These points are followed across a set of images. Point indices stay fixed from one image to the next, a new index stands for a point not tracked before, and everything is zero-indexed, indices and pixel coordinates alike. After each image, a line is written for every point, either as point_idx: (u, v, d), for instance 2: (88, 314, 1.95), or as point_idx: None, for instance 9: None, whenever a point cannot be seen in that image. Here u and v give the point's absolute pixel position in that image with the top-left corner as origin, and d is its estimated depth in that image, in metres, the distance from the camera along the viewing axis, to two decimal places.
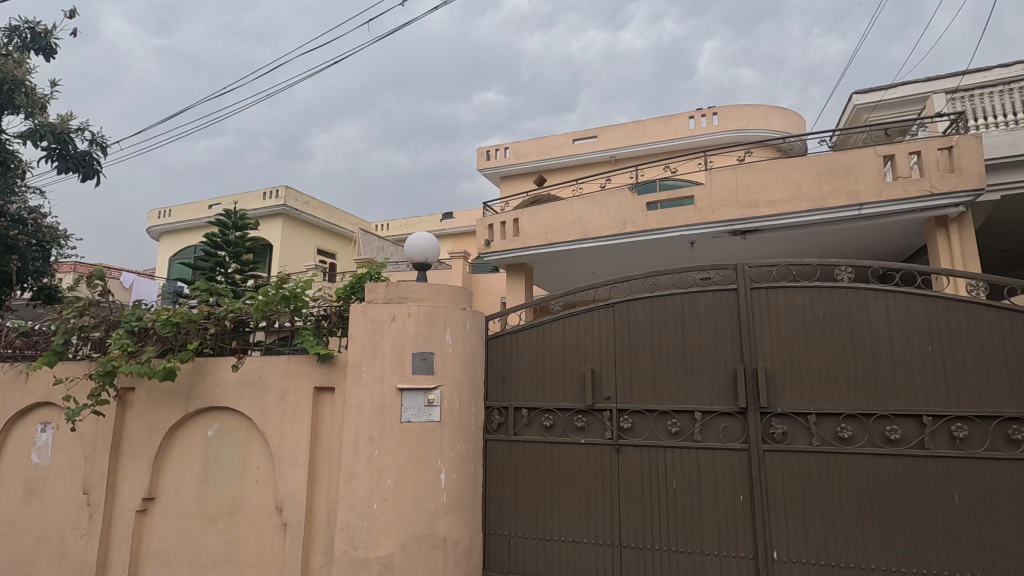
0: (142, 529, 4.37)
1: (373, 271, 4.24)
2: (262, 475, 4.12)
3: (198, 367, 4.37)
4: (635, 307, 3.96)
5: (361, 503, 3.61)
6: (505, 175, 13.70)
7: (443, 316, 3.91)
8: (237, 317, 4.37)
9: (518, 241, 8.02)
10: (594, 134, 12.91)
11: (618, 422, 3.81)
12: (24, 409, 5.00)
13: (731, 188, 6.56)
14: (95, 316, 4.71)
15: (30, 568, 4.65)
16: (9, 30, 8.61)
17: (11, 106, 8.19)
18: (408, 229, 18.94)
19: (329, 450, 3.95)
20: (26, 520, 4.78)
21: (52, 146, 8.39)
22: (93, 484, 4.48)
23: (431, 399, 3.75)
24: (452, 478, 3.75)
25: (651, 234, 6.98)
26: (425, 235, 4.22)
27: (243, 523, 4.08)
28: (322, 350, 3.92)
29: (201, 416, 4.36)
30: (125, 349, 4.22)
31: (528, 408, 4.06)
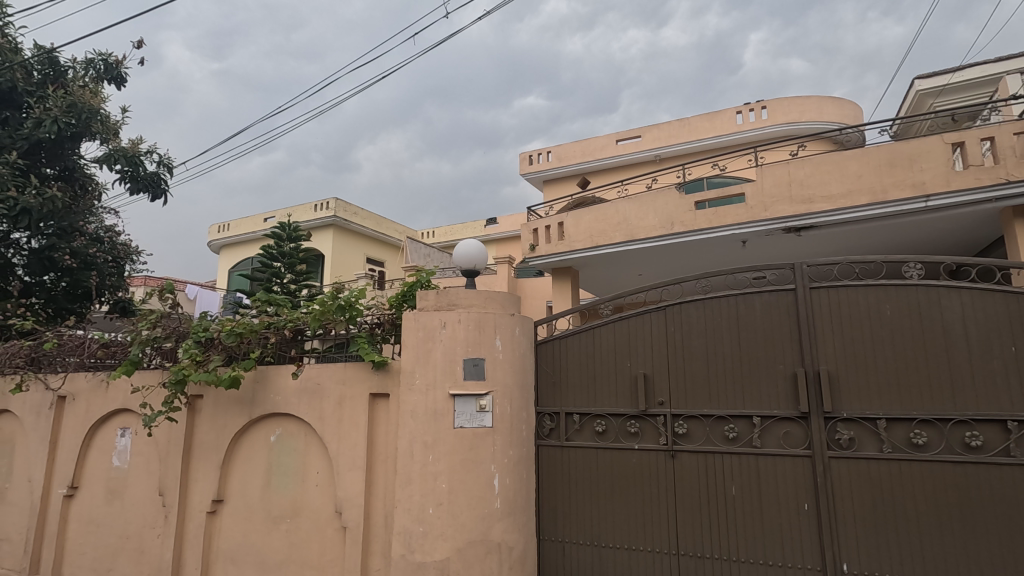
0: (212, 530, 4.59)
1: (423, 279, 4.34)
2: (321, 479, 4.25)
3: (260, 375, 4.57)
4: (687, 309, 3.88)
5: (416, 508, 3.67)
6: (548, 179, 13.68)
7: (493, 322, 3.94)
8: (295, 326, 4.54)
9: (563, 244, 8.01)
10: (637, 134, 12.73)
11: (673, 427, 3.73)
12: (104, 416, 5.35)
13: (784, 184, 6.33)
14: (166, 327, 5.00)
15: (112, 565, 4.97)
16: (86, 63, 9.31)
17: (89, 133, 8.84)
18: (453, 235, 19.21)
19: (385, 455, 4.05)
20: (108, 520, 5.11)
21: (125, 169, 8.98)
22: (168, 486, 4.75)
23: (483, 405, 3.79)
24: (505, 484, 3.76)
25: (701, 234, 6.82)
26: (473, 242, 4.28)
27: (305, 526, 4.22)
28: (376, 356, 4.03)
29: (264, 422, 4.55)
30: (195, 358, 4.47)
31: (580, 414, 4.04)
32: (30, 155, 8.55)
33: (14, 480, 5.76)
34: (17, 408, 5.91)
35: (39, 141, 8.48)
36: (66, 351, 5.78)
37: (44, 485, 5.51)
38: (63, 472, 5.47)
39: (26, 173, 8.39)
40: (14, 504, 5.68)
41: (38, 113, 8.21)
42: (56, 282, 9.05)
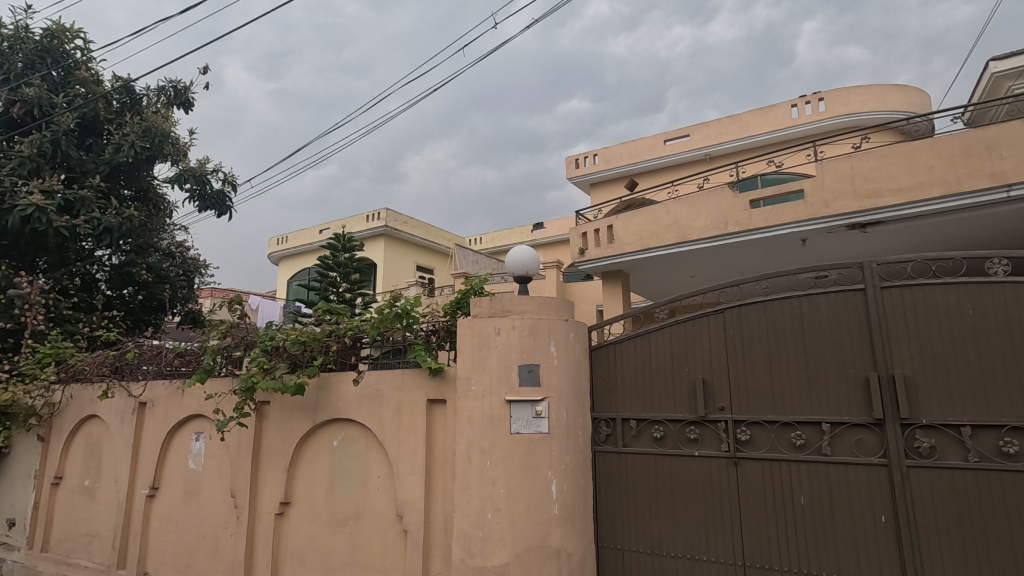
0: (280, 531, 4.78)
1: (476, 286, 4.39)
2: (382, 483, 4.37)
3: (323, 382, 4.74)
4: (747, 311, 3.77)
5: (475, 513, 3.70)
6: (595, 182, 13.59)
7: (547, 328, 3.95)
8: (355, 334, 4.69)
9: (613, 247, 7.93)
10: (686, 132, 12.47)
11: (735, 433, 3.62)
12: (180, 420, 5.68)
13: (847, 178, 6.06)
14: (235, 337, 5.27)
15: (190, 561, 5.26)
16: (158, 90, 9.97)
17: (162, 155, 9.46)
18: (501, 241, 19.35)
19: (443, 460, 4.12)
20: (186, 519, 5.42)
21: (195, 188, 9.53)
22: (240, 488, 4.99)
23: (539, 410, 3.80)
24: (563, 490, 3.75)
25: (758, 234, 6.60)
26: (525, 248, 4.30)
27: (367, 529, 4.34)
28: (433, 363, 4.11)
29: (327, 427, 4.72)
30: (262, 366, 4.69)
31: (637, 419, 3.98)
32: (111, 178, 9.21)
33: (102, 480, 6.20)
34: (103, 413, 6.37)
35: (119, 165, 9.10)
36: (146, 360, 6.20)
37: (128, 485, 5.91)
38: (145, 473, 5.85)
39: (108, 195, 9.06)
40: (102, 502, 6.11)
41: (118, 138, 8.85)
42: (133, 295, 9.71)
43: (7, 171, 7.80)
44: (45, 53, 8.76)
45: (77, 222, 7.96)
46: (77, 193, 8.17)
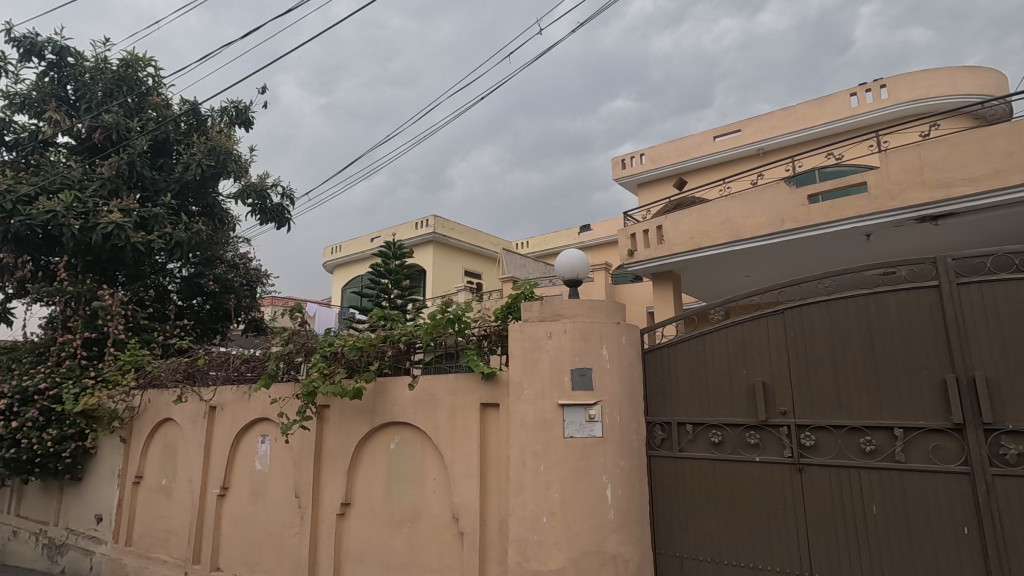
0: (342, 531, 4.94)
1: (526, 290, 4.41)
2: (438, 486, 4.45)
3: (380, 386, 4.88)
4: (809, 311, 3.62)
5: (530, 516, 3.72)
6: (642, 182, 13.39)
7: (598, 331, 3.92)
8: (409, 339, 4.79)
9: (663, 248, 7.79)
10: (737, 128, 12.12)
11: (798, 438, 3.49)
12: (248, 423, 5.97)
13: (914, 169, 5.73)
14: (296, 343, 5.49)
15: (259, 558, 5.50)
16: (221, 110, 10.56)
17: (226, 172, 10.01)
18: (548, 244, 19.35)
19: (497, 464, 4.15)
20: (254, 517, 5.68)
21: (256, 203, 10.03)
22: (303, 488, 5.19)
23: (592, 414, 3.77)
24: (618, 495, 3.71)
25: (817, 230, 6.33)
26: (574, 251, 4.29)
27: (424, 530, 4.43)
28: (485, 367, 4.16)
29: (384, 430, 4.85)
30: (322, 371, 4.87)
31: (693, 423, 3.89)
32: (180, 196, 9.81)
33: (178, 480, 6.59)
34: (178, 416, 6.77)
35: (187, 183, 9.69)
36: (215, 366, 6.56)
37: (201, 484, 6.26)
38: (216, 474, 6.17)
39: (178, 211, 9.65)
40: (178, 501, 6.49)
41: (187, 158, 9.43)
42: (202, 305, 10.27)
43: (90, 192, 8.45)
44: (121, 82, 9.44)
45: (152, 237, 8.52)
46: (151, 211, 8.75)
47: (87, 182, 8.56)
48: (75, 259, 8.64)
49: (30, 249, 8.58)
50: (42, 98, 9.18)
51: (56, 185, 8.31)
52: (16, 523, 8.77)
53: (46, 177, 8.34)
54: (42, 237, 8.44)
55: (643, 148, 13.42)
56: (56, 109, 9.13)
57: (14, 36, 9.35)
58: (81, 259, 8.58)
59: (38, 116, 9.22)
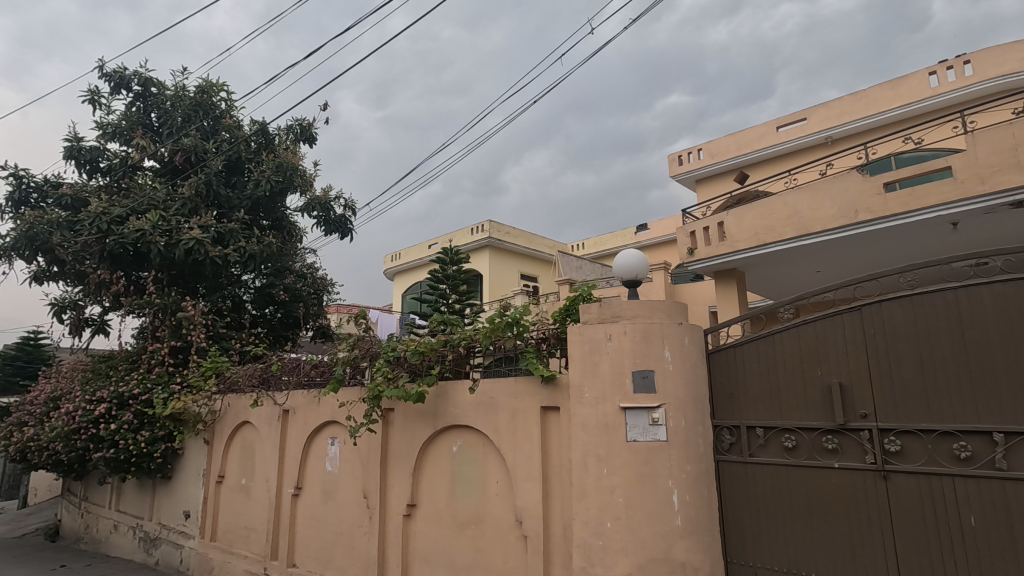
0: (408, 531, 5.06)
1: (584, 292, 4.38)
2: (501, 489, 4.48)
3: (441, 390, 4.97)
4: (890, 307, 3.39)
5: (594, 521, 3.67)
6: (700, 178, 13.00)
7: (660, 332, 3.83)
8: (469, 343, 4.86)
9: (725, 245, 7.52)
10: (801, 116, 11.56)
11: (881, 443, 3.26)
12: (318, 426, 6.24)
13: (1006, 150, 5.27)
14: (361, 348, 5.68)
15: (331, 556, 5.72)
16: (287, 128, 11.13)
17: (294, 187, 10.54)
18: (604, 245, 19.12)
19: (559, 467, 4.13)
20: (326, 517, 5.91)
21: (321, 215, 10.50)
22: (371, 489, 5.36)
23: (656, 418, 3.68)
24: (685, 501, 3.59)
25: (895, 220, 5.92)
26: (633, 251, 4.21)
27: (488, 533, 4.46)
28: (545, 370, 4.15)
29: (446, 433, 4.93)
30: (386, 375, 5.03)
31: (763, 427, 3.73)
32: (253, 211, 10.41)
33: (256, 480, 6.96)
34: (254, 419, 7.16)
35: (258, 199, 10.27)
36: (287, 371, 6.90)
37: (277, 484, 6.58)
38: (290, 474, 6.48)
39: (250, 225, 10.25)
40: (256, 499, 6.86)
41: (258, 176, 10.01)
42: (274, 314, 10.84)
43: (173, 211, 9.12)
44: (198, 107, 10.13)
45: (228, 251, 9.09)
46: (227, 226, 9.33)
47: (170, 202, 9.24)
48: (161, 274, 9.33)
49: (123, 265, 9.34)
50: (131, 126, 10.00)
51: (144, 206, 9.02)
52: (116, 517, 9.54)
53: (135, 199, 9.07)
54: (132, 254, 9.19)
55: (701, 143, 13.02)
56: (142, 136, 9.91)
57: (106, 71, 10.24)
58: (167, 274, 9.26)
59: (127, 143, 10.04)
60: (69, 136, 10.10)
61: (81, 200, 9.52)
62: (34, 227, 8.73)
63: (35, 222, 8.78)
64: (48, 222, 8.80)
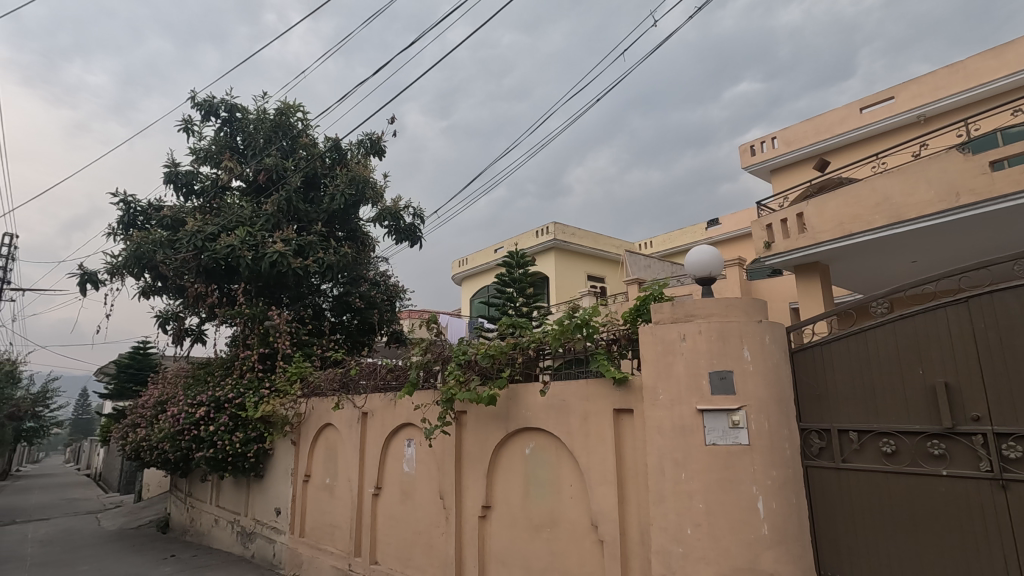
0: (484, 532, 5.12)
1: (655, 291, 4.26)
2: (575, 492, 4.43)
3: (512, 393, 5.00)
4: (1002, 298, 3.06)
5: (673, 527, 3.55)
6: (775, 168, 12.34)
7: (738, 331, 3.66)
8: (538, 346, 4.86)
9: (806, 237, 7.08)
10: (888, 95, 10.73)
11: (998, 449, 2.94)
12: (395, 429, 6.45)
13: None
14: (434, 352, 5.82)
15: (410, 554, 5.89)
16: (359, 143, 11.64)
17: (366, 199, 11.00)
18: (673, 242, 18.58)
19: (634, 471, 4.04)
20: (404, 516, 6.10)
21: (391, 224, 10.88)
22: (447, 490, 5.47)
23: (736, 421, 3.52)
24: (772, 508, 3.40)
25: (1005, 202, 5.35)
26: (705, 248, 4.05)
27: (564, 536, 4.43)
28: (617, 372, 4.08)
29: (519, 436, 4.96)
30: (458, 379, 5.13)
31: (857, 431, 3.47)
32: (329, 224, 10.96)
33: (339, 479, 7.29)
34: (336, 421, 7.51)
35: (334, 212, 10.80)
36: (365, 375, 7.20)
37: (359, 484, 6.87)
38: (370, 475, 6.74)
39: (327, 237, 10.79)
40: (340, 498, 7.19)
41: (333, 190, 10.54)
42: (351, 320, 11.34)
43: (259, 226, 9.76)
44: (278, 128, 10.80)
45: (308, 262, 9.63)
46: (307, 239, 9.87)
47: (256, 218, 9.90)
48: (249, 285, 10.00)
49: (217, 278, 10.10)
50: (220, 150, 10.81)
51: (233, 223, 9.71)
52: (216, 512, 10.32)
53: (225, 217, 9.79)
54: (224, 268, 9.91)
55: (775, 131, 12.37)
56: (230, 159, 10.69)
57: (197, 100, 11.14)
58: (254, 285, 9.91)
59: (217, 166, 10.86)
60: (168, 163, 11.07)
61: (179, 220, 10.39)
62: (141, 247, 9.64)
63: (142, 242, 9.68)
64: (152, 241, 9.67)
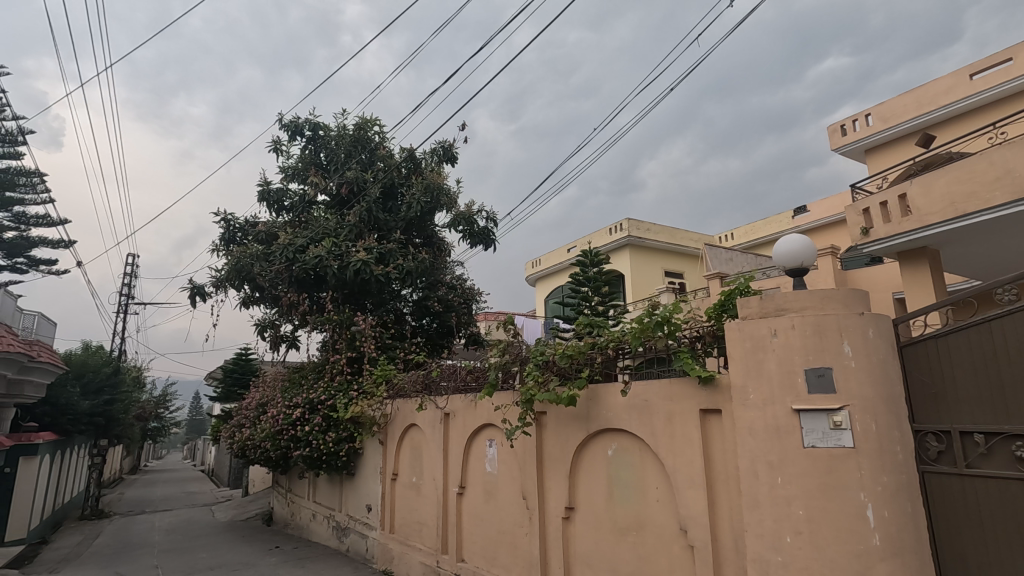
0: (568, 534, 5.08)
1: (741, 284, 4.05)
2: (661, 495, 4.30)
3: (592, 393, 4.93)
4: None
5: (770, 535, 3.34)
6: (870, 147, 11.40)
7: (836, 325, 3.39)
8: (617, 345, 4.76)
9: (911, 220, 6.47)
10: (1004, 58, 9.61)
11: None
12: (477, 429, 6.56)
13: None
14: (512, 353, 5.86)
15: (496, 554, 5.95)
16: (432, 151, 11.99)
17: (441, 205, 11.31)
18: (756, 233, 17.63)
19: (725, 474, 3.85)
20: (488, 515, 6.18)
21: (466, 228, 11.11)
22: (529, 491, 5.49)
23: (838, 421, 3.26)
24: (884, 517, 3.12)
25: None
26: (796, 237, 3.80)
27: (652, 540, 4.30)
28: (702, 371, 3.91)
29: (600, 436, 4.88)
30: (537, 379, 5.12)
31: (983, 433, 3.11)
32: (407, 231, 11.38)
33: (425, 478, 7.52)
34: (420, 421, 7.75)
35: (411, 219, 11.19)
36: (446, 377, 7.38)
37: (443, 483, 7.05)
38: (454, 474, 6.89)
39: (406, 244, 11.19)
40: (426, 496, 7.41)
41: (410, 198, 10.92)
42: (430, 324, 11.67)
43: (343, 237, 10.28)
44: (357, 142, 11.35)
45: (388, 269, 10.04)
46: (387, 246, 10.30)
47: (340, 229, 10.42)
48: (336, 293, 10.57)
49: (307, 287, 10.76)
50: (305, 166, 11.52)
51: (320, 235, 10.28)
52: (313, 508, 10.97)
53: (313, 229, 10.39)
54: (313, 277, 10.54)
55: (868, 108, 11.44)
56: (315, 174, 11.34)
57: (284, 122, 11.94)
58: (341, 292, 10.46)
59: (303, 182, 11.58)
60: (261, 182, 11.94)
61: (272, 234, 11.16)
62: (240, 261, 10.45)
63: (241, 257, 10.49)
64: (250, 255, 10.46)
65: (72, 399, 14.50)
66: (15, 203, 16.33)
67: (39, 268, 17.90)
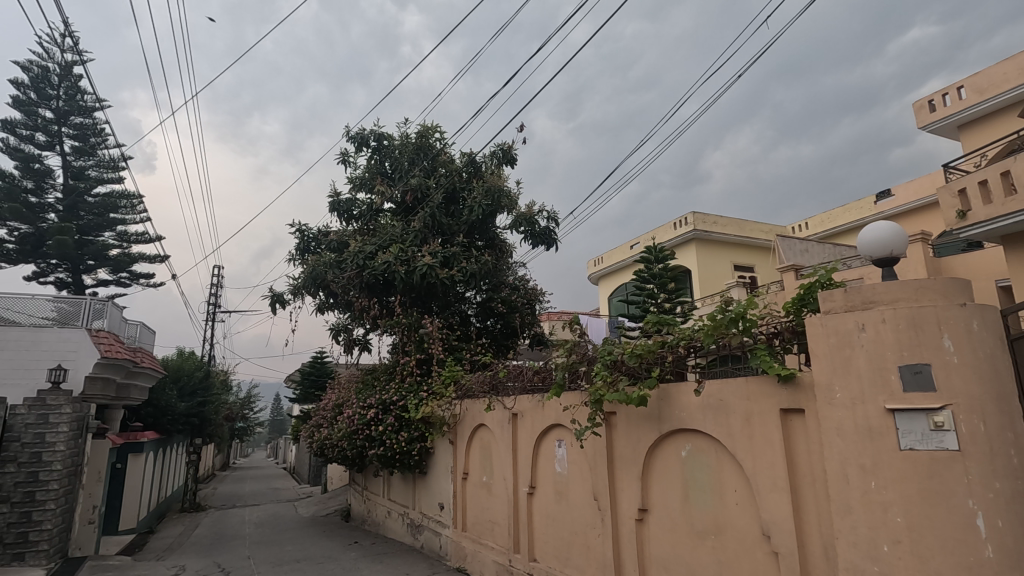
0: (642, 536, 4.98)
1: (822, 277, 3.80)
2: (741, 498, 4.13)
3: (664, 393, 4.81)
4: None
5: (866, 543, 3.13)
6: (964, 123, 10.52)
7: (933, 317, 3.13)
8: (688, 342, 4.61)
9: (1017, 200, 5.87)
10: None
11: None
12: (545, 429, 6.56)
13: None
14: (579, 353, 5.79)
15: (569, 554, 5.91)
16: (492, 153, 12.13)
17: (501, 207, 11.43)
18: (835, 222, 16.57)
19: (812, 478, 3.65)
20: (560, 516, 6.15)
21: (527, 229, 11.15)
22: (601, 491, 5.44)
23: (939, 422, 3.01)
24: (997, 527, 2.84)
25: None
26: (883, 224, 3.53)
27: (733, 545, 4.13)
28: (782, 369, 3.72)
29: (673, 437, 4.75)
30: (606, 379, 5.03)
31: None
32: (470, 235, 11.57)
33: (495, 478, 7.60)
34: (489, 422, 7.84)
35: (473, 223, 11.37)
36: (513, 377, 7.42)
37: (513, 483, 7.10)
38: (524, 474, 6.94)
39: (468, 246, 11.37)
40: (497, 495, 7.49)
41: (471, 201, 11.10)
42: (495, 325, 11.78)
43: (409, 242, 10.59)
44: (419, 149, 11.65)
45: (453, 272, 10.27)
46: (451, 250, 10.53)
47: (406, 235, 10.75)
48: (404, 296, 10.91)
49: (377, 292, 11.16)
50: (371, 175, 11.95)
51: (387, 241, 10.64)
52: (389, 505, 11.35)
53: (380, 236, 10.77)
54: (382, 283, 10.93)
55: (960, 80, 10.51)
56: (381, 183, 11.74)
57: (351, 134, 12.42)
58: (409, 296, 10.80)
59: (369, 191, 11.99)
60: (331, 193, 12.49)
61: (343, 242, 11.68)
62: (315, 269, 10.97)
63: (316, 265, 11.02)
64: (323, 263, 10.96)
65: (171, 400, 15.75)
66: (118, 224, 17.95)
67: (140, 281, 19.58)
